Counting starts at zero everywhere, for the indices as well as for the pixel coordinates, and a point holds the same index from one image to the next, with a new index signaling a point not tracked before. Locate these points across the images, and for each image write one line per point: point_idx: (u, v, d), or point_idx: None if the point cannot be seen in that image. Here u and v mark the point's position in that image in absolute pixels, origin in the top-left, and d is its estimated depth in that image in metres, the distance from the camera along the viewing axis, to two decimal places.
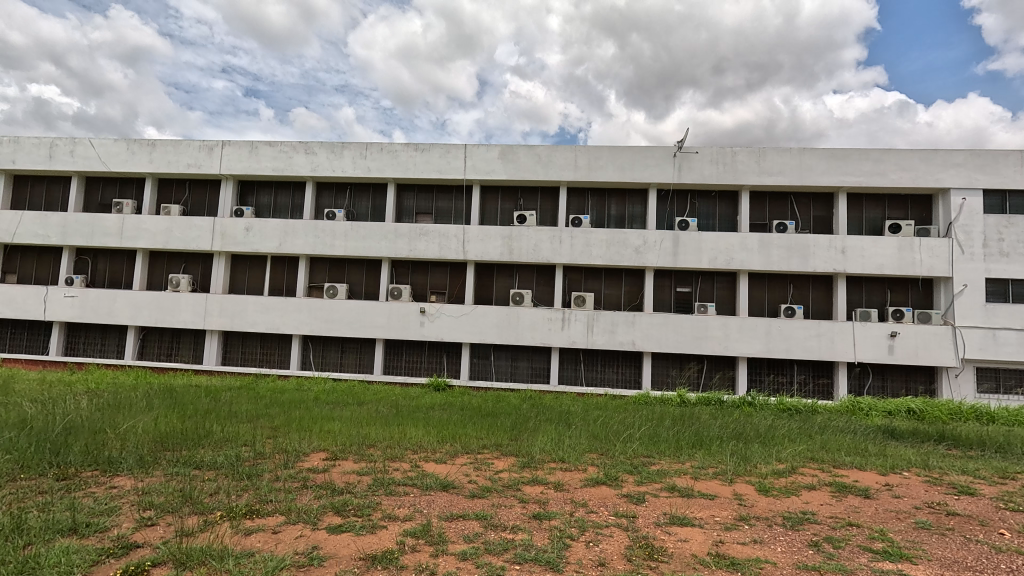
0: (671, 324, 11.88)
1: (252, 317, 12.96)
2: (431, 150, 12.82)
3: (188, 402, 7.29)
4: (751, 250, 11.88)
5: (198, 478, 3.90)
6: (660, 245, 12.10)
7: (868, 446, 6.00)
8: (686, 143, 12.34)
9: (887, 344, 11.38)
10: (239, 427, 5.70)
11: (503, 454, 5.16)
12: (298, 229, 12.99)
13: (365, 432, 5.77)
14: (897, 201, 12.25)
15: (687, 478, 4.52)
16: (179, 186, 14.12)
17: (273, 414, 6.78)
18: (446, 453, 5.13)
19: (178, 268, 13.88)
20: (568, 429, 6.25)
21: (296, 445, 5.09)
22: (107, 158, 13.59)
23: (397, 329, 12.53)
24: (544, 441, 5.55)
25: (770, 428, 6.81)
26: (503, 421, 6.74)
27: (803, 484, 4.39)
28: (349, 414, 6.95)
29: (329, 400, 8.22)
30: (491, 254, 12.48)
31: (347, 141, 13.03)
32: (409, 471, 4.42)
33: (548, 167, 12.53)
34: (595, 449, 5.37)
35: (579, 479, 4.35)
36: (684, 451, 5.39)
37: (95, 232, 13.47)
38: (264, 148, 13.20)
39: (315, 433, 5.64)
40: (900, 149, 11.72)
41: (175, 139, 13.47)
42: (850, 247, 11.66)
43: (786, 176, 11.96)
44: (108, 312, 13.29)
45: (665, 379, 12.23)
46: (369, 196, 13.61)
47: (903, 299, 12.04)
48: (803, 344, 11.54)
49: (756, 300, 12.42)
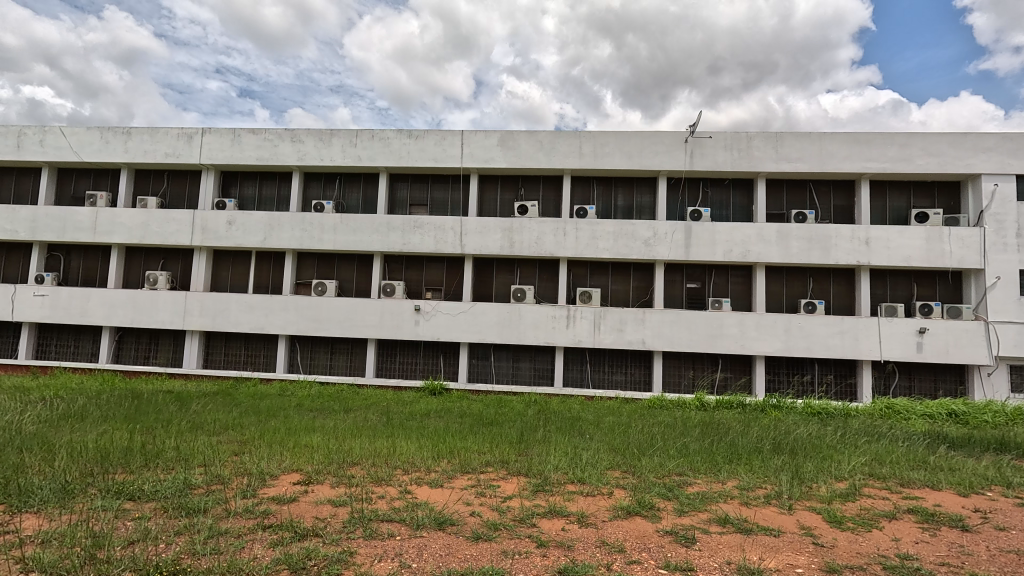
0: (684, 321, 11.07)
1: (234, 317, 12.10)
2: (425, 138, 11.99)
3: (151, 411, 6.48)
4: (769, 242, 11.10)
5: (125, 520, 3.05)
6: (672, 237, 11.30)
7: (930, 458, 5.21)
8: (698, 129, 11.56)
9: (915, 342, 10.61)
10: (198, 443, 4.87)
11: (512, 474, 4.35)
12: (283, 222, 12.14)
13: (347, 447, 4.95)
14: (923, 188, 11.50)
15: (735, 505, 3.72)
16: (157, 177, 13.24)
17: (245, 425, 5.96)
18: (442, 473, 4.31)
19: (157, 265, 12.99)
20: (584, 441, 5.41)
21: (262, 465, 4.26)
22: (79, 148, 12.69)
23: (390, 328, 11.69)
24: (559, 456, 4.76)
25: (810, 437, 5.99)
26: (507, 430, 5.93)
27: (879, 512, 3.59)
28: (332, 424, 6.11)
29: (312, 407, 7.38)
30: (490, 247, 11.67)
31: (336, 128, 12.20)
32: (396, 500, 3.58)
33: (551, 154, 11.72)
34: (620, 466, 4.59)
35: (607, 509, 3.52)
36: (723, 467, 4.62)
37: (67, 227, 12.57)
38: (248, 136, 12.35)
39: (289, 448, 4.82)
40: (927, 133, 10.97)
41: (152, 127, 12.59)
42: (874, 238, 10.88)
43: (806, 162, 11.19)
44: (81, 312, 12.40)
45: (678, 381, 11.43)
46: (359, 187, 12.77)
47: (931, 294, 11.27)
48: (825, 342, 10.76)
49: (773, 296, 11.62)
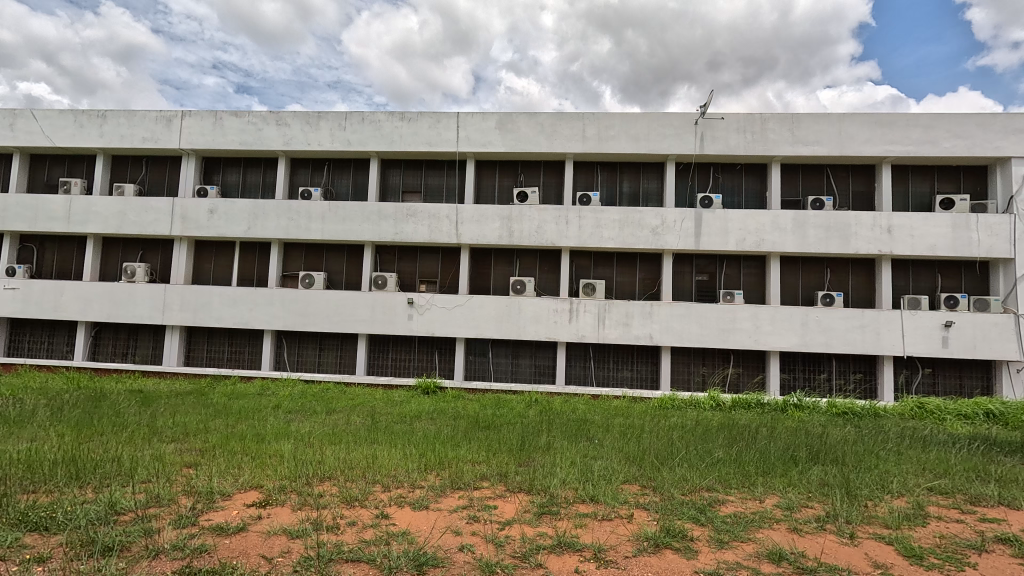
0: (694, 314, 10.40)
1: (216, 312, 11.39)
2: (418, 120, 11.27)
3: (110, 414, 5.80)
4: (784, 230, 10.41)
5: (7, 566, 2.37)
6: (681, 225, 10.60)
7: (993, 466, 4.55)
8: (709, 110, 10.84)
9: (940, 336, 9.94)
10: (147, 454, 4.19)
11: (511, 492, 3.68)
12: (268, 211, 11.43)
13: (321, 457, 4.27)
14: (948, 172, 10.82)
15: (784, 533, 3.07)
16: (136, 163, 12.52)
17: (213, 429, 5.29)
18: (430, 489, 3.66)
19: (135, 257, 12.28)
20: (593, 448, 4.78)
21: (215, 481, 3.58)
22: (51, 132, 11.95)
23: (381, 323, 11.01)
24: (567, 467, 4.10)
25: (847, 441, 5.32)
26: (506, 435, 5.24)
27: (963, 543, 2.93)
28: (308, 428, 5.43)
29: (292, 408, 6.70)
30: (488, 237, 10.97)
31: (324, 110, 11.47)
32: (368, 530, 2.93)
33: (552, 137, 11.00)
34: (638, 482, 3.94)
35: (629, 540, 2.87)
36: (756, 480, 3.98)
37: (39, 216, 11.85)
38: (231, 119, 11.62)
39: (253, 459, 4.14)
40: (954, 113, 10.26)
41: (128, 110, 11.84)
42: (897, 226, 10.20)
43: (823, 146, 10.49)
44: (54, 306, 11.70)
45: (686, 378, 10.76)
46: (350, 173, 12.06)
47: (955, 285, 10.59)
48: (844, 337, 10.09)
49: (788, 287, 10.95)
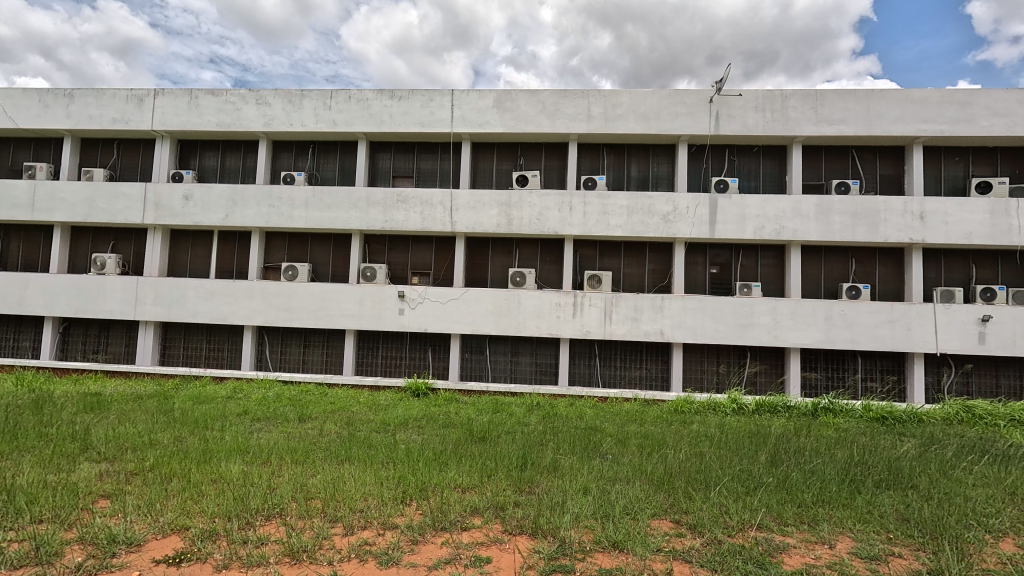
0: (708, 308, 9.57)
1: (193, 306, 10.54)
2: (410, 98, 10.39)
3: (42, 424, 4.96)
4: (807, 217, 9.57)
5: None
6: (694, 212, 9.76)
7: None
8: (725, 86, 9.97)
9: (977, 331, 9.11)
10: (54, 481, 3.35)
11: (509, 534, 2.87)
12: (247, 197, 10.56)
13: (272, 484, 3.42)
14: (983, 154, 9.97)
15: None
16: (106, 147, 11.64)
17: (156, 443, 4.45)
18: (408, 531, 2.84)
19: (106, 247, 11.42)
20: (611, 468, 3.95)
21: (126, 525, 2.76)
22: (14, 112, 11.06)
23: (370, 318, 10.17)
24: (579, 497, 3.28)
25: (905, 456, 4.51)
26: (505, 449, 4.45)
27: None
28: (270, 441, 4.60)
29: (260, 416, 5.86)
30: (485, 225, 10.12)
31: (307, 88, 10.58)
32: None
33: (555, 116, 10.12)
34: (671, 517, 3.12)
35: None
36: (818, 513, 3.17)
37: (2, 203, 10.98)
38: (207, 98, 10.73)
39: (185, 488, 3.28)
40: (993, 89, 9.39)
41: (97, 89, 10.94)
42: (930, 212, 9.36)
43: (850, 125, 9.63)
44: (18, 300, 10.85)
45: (699, 377, 9.95)
46: (336, 156, 11.19)
47: (991, 276, 9.77)
48: (872, 332, 9.27)
49: (810, 279, 10.11)
